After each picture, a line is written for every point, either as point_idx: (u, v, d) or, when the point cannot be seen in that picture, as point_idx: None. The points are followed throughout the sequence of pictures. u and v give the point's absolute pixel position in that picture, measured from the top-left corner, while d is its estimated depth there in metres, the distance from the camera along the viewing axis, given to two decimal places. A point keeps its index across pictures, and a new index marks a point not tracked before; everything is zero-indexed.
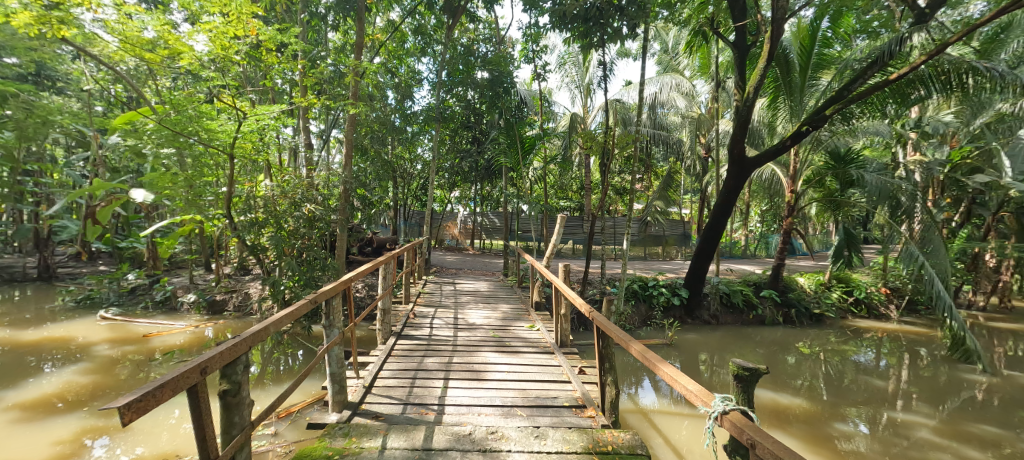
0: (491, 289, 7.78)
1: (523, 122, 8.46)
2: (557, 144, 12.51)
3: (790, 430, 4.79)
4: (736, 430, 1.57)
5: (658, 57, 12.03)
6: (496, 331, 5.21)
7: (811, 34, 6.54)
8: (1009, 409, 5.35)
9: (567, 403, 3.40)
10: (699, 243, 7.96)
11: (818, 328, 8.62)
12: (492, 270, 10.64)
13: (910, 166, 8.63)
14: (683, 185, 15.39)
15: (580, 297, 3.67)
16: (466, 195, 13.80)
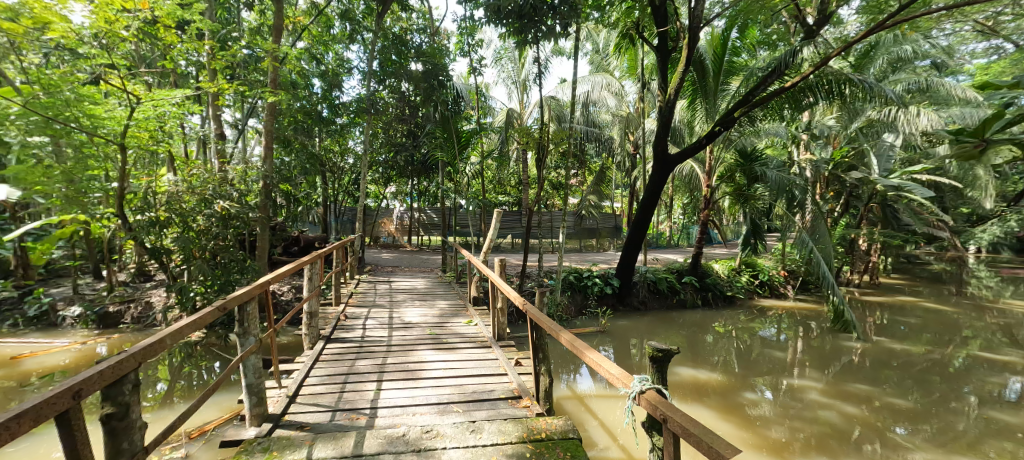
0: (428, 286, 7.48)
1: (459, 117, 8.18)
2: (494, 138, 12.36)
3: (706, 402, 5.06)
4: (652, 408, 1.69)
5: (591, 57, 12.31)
6: (433, 329, 4.95)
7: (723, 42, 6.94)
8: (888, 369, 6.16)
9: (503, 395, 3.30)
10: (628, 234, 8.23)
11: (731, 307, 9.37)
12: (430, 266, 10.30)
13: (801, 164, 9.61)
14: (615, 180, 15.98)
15: (514, 290, 3.59)
16: (401, 190, 13.21)
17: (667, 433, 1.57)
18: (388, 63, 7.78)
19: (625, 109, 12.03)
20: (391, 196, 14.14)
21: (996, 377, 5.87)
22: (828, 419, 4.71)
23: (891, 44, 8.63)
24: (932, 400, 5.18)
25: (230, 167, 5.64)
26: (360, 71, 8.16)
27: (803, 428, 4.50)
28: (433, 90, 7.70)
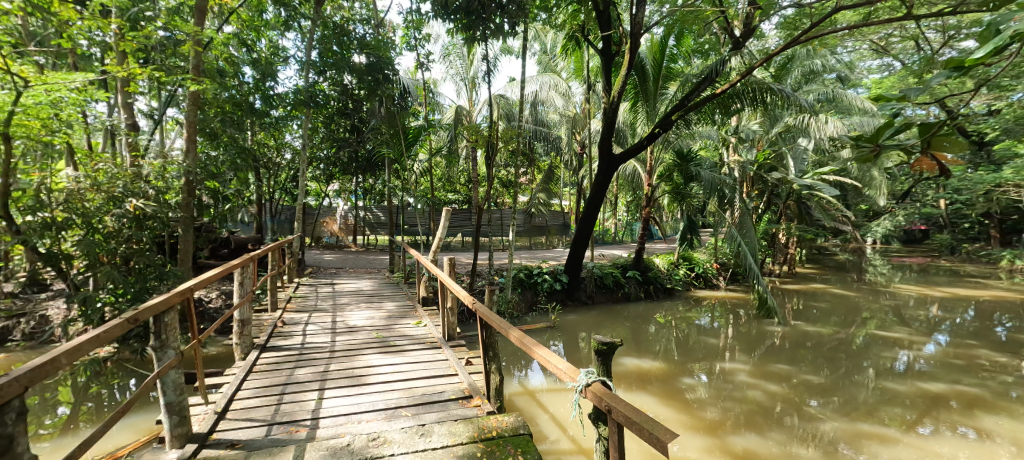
0: (374, 287, 7.22)
1: (406, 112, 7.95)
2: (443, 135, 12.17)
3: (649, 390, 5.31)
4: (598, 400, 1.75)
5: (539, 57, 12.45)
6: (380, 332, 4.78)
7: (662, 49, 7.30)
8: (804, 349, 6.81)
9: (454, 395, 3.25)
10: (575, 231, 8.42)
11: (670, 298, 9.92)
12: (377, 267, 9.96)
13: (731, 165, 10.34)
14: (563, 178, 16.33)
15: (463, 289, 3.54)
16: (345, 188, 12.65)
17: (612, 423, 1.65)
18: (329, 54, 7.35)
19: (572, 109, 12.28)
20: (335, 194, 13.51)
21: (888, 351, 6.68)
22: (755, 397, 5.11)
23: (805, 58, 9.53)
24: (841, 375, 5.78)
25: (146, 161, 5.08)
26: (297, 61, 7.64)
27: (734, 408, 4.85)
28: (378, 84, 7.42)
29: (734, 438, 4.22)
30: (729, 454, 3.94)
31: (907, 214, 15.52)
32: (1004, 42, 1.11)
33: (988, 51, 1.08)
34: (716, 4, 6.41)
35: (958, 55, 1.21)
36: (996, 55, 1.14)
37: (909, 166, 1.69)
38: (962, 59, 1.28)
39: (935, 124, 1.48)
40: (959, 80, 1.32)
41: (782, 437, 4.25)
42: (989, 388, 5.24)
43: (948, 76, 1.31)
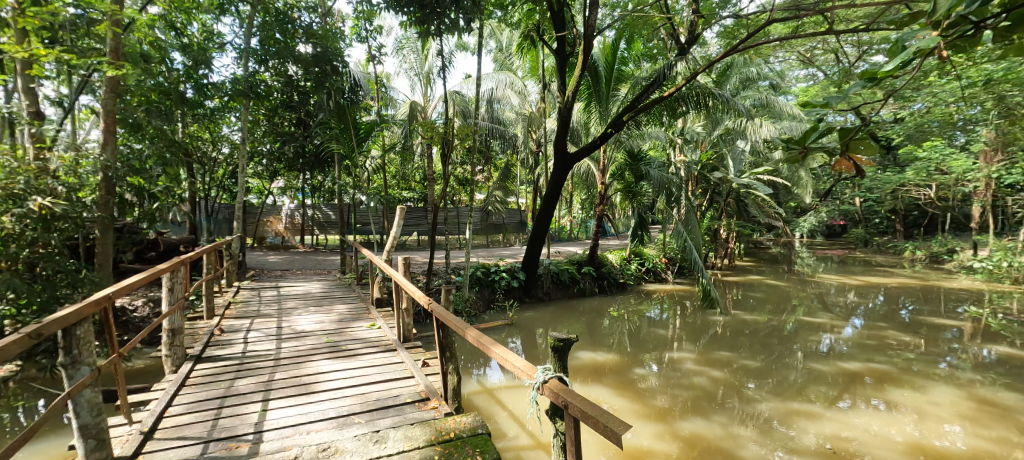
0: (324, 289, 6.89)
1: (357, 106, 7.66)
2: (397, 131, 11.84)
3: (604, 382, 5.44)
4: (555, 396, 1.77)
5: (494, 55, 12.43)
6: (330, 336, 4.55)
7: (613, 51, 7.50)
8: (743, 336, 7.26)
9: (410, 399, 3.16)
10: (531, 229, 8.47)
11: (623, 293, 10.25)
12: (326, 268, 9.52)
13: (677, 164, 10.83)
14: (519, 176, 16.43)
15: (418, 289, 3.45)
16: (291, 185, 11.97)
17: (569, 418, 1.67)
18: (271, 42, 6.86)
19: (527, 107, 12.36)
20: (280, 192, 12.77)
21: (814, 335, 7.28)
22: (700, 384, 5.39)
23: (743, 65, 10.15)
24: (775, 359, 6.22)
25: (54, 152, 4.50)
26: (235, 48, 7.10)
27: (682, 394, 5.08)
28: (326, 76, 7.11)
29: (682, 423, 4.41)
30: (678, 438, 4.11)
31: (829, 211, 17.03)
32: (909, 56, 1.18)
33: (896, 64, 1.15)
34: (663, 11, 6.67)
35: (869, 68, 1.27)
36: (902, 69, 1.22)
37: (830, 166, 1.80)
38: (874, 69, 1.34)
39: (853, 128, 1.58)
40: (873, 88, 1.39)
41: (724, 419, 4.50)
42: (896, 364, 5.85)
43: (862, 85, 1.38)
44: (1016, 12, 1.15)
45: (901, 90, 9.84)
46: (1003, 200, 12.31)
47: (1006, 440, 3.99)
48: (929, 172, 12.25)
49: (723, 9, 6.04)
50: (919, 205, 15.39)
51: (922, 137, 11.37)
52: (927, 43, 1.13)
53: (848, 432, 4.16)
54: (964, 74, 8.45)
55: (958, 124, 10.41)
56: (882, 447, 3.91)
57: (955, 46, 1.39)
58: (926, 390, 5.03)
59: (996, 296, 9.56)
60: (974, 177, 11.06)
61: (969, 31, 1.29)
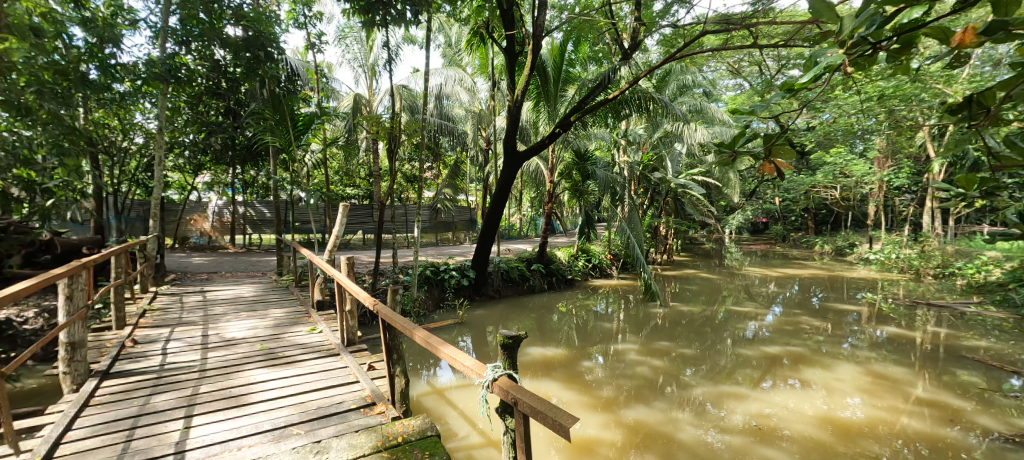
0: (257, 292, 6.42)
1: (295, 96, 7.21)
2: (339, 125, 11.31)
3: (554, 375, 5.53)
4: (504, 393, 1.77)
5: (443, 50, 12.22)
6: (264, 343, 4.23)
7: (561, 53, 7.64)
8: (680, 326, 7.70)
9: (354, 405, 3.01)
10: (481, 227, 8.42)
11: (571, 288, 10.50)
12: (261, 269, 8.89)
13: (621, 165, 11.26)
14: (469, 174, 16.31)
15: (363, 290, 3.29)
16: (219, 180, 11.05)
17: (518, 414, 1.67)
18: (193, 22, 6.06)
19: (477, 105, 12.28)
20: (206, 187, 11.73)
21: (741, 323, 7.88)
22: (642, 372, 5.64)
23: (680, 72, 10.74)
24: (708, 347, 6.65)
25: None
26: (150, 27, 6.37)
27: (626, 384, 5.29)
28: (258, 64, 6.48)
29: (626, 411, 4.58)
30: (623, 426, 4.26)
31: (753, 209, 18.55)
32: (820, 69, 1.28)
33: (811, 77, 1.24)
34: (608, 17, 6.83)
35: (788, 80, 1.36)
36: (815, 82, 1.30)
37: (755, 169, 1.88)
38: (791, 81, 1.42)
39: (774, 134, 1.68)
40: (791, 99, 1.48)
41: (664, 404, 4.73)
42: (809, 346, 6.46)
43: (782, 96, 1.48)
44: (905, 36, 1.29)
45: (814, 101, 10.89)
46: (893, 200, 14.06)
47: (896, 408, 4.54)
48: (834, 176, 13.74)
49: (663, 18, 6.31)
50: (826, 204, 17.19)
51: (830, 144, 12.68)
52: (835, 60, 1.23)
53: (769, 409, 4.54)
54: (862, 89, 9.53)
55: (857, 133, 11.72)
56: (798, 421, 4.29)
57: (857, 64, 1.50)
58: (833, 368, 5.60)
59: (887, 283, 10.91)
60: (870, 180, 12.53)
61: (869, 52, 1.40)
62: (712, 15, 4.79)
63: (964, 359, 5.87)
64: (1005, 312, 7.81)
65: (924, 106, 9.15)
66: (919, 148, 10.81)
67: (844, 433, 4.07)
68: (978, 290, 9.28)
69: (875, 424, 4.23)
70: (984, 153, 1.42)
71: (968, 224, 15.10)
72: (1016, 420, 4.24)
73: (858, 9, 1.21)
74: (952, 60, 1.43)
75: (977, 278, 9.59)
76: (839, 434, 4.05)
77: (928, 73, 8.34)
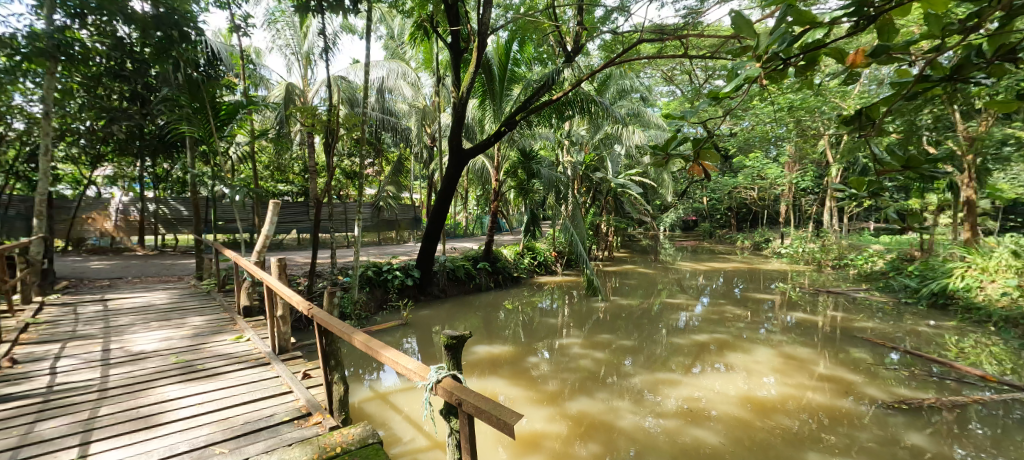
0: (174, 299, 5.82)
1: (215, 83, 6.56)
2: (269, 116, 10.55)
3: (500, 372, 5.55)
4: (449, 394, 1.75)
5: (385, 42, 11.77)
6: (180, 355, 3.84)
7: (507, 52, 7.67)
8: (620, 319, 8.06)
9: (287, 417, 2.82)
10: (426, 225, 8.25)
11: (517, 286, 10.60)
12: (177, 273, 8.04)
13: (565, 164, 11.53)
14: (412, 171, 15.91)
15: (297, 294, 3.09)
16: (126, 173, 9.86)
17: (463, 415, 1.66)
18: None
19: (420, 100, 12.02)
20: (108, 181, 10.37)
21: (674, 314, 8.41)
22: (585, 365, 5.82)
23: (619, 77, 11.24)
24: (645, 338, 7.01)
25: None
26: None
27: (570, 377, 5.44)
28: (172, 45, 5.68)
29: (570, 403, 4.70)
30: (567, 418, 4.37)
31: (685, 208, 19.85)
32: (740, 80, 1.38)
33: (733, 87, 1.34)
34: (552, 19, 6.91)
35: (715, 88, 1.45)
36: (737, 92, 1.41)
37: (685, 171, 1.98)
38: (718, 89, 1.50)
39: (702, 139, 1.77)
40: (717, 107, 1.57)
41: (605, 394, 4.93)
42: (732, 333, 7.05)
43: (709, 104, 1.56)
44: (810, 53, 1.42)
45: (736, 110, 11.88)
46: (801, 200, 15.72)
47: (802, 384, 5.08)
48: (753, 178, 15.07)
49: (604, 24, 6.52)
50: (747, 203, 18.82)
51: (749, 148, 13.92)
52: (754, 72, 1.34)
53: (699, 393, 4.88)
54: (776, 100, 10.50)
55: (772, 139, 12.93)
56: (723, 402, 4.66)
57: (771, 78, 1.63)
58: (752, 352, 6.13)
59: (796, 274, 12.18)
60: (783, 182, 13.90)
61: (783, 67, 1.52)
62: (647, 24, 5.04)
63: (856, 338, 6.69)
64: (887, 297, 9.02)
65: (825, 117, 10.31)
66: (820, 154, 12.22)
67: (761, 410, 4.47)
68: (867, 278, 10.62)
69: (786, 399, 4.70)
70: (872, 160, 1.61)
71: (858, 221, 17.27)
72: (896, 389, 4.90)
73: (773, 27, 1.33)
74: (847, 79, 1.60)
75: (866, 267, 11.00)
76: (757, 411, 4.45)
77: (828, 89, 9.41)
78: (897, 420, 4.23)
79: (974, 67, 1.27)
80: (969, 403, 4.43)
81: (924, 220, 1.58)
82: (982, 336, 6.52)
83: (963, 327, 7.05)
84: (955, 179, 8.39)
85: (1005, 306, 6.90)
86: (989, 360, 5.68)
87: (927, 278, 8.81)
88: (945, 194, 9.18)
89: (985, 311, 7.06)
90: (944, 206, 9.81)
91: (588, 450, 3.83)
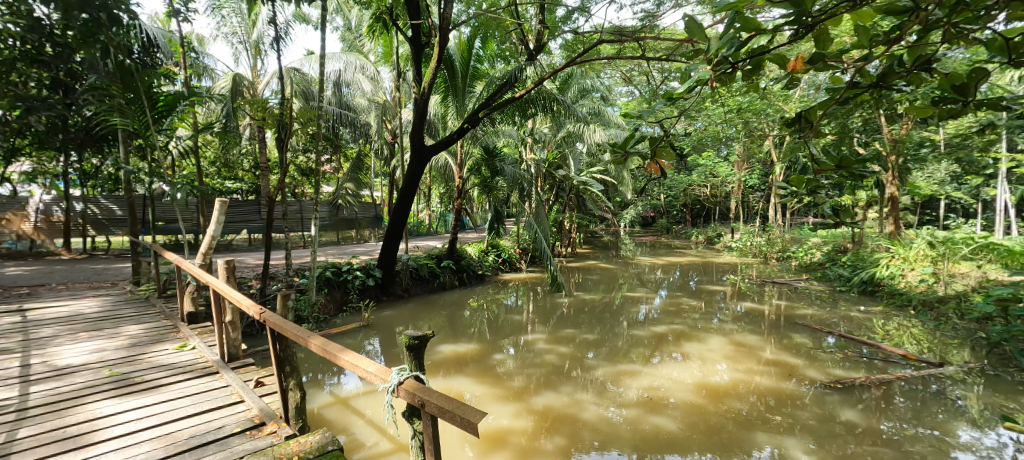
0: (108, 307, 5.36)
1: (152, 71, 6.08)
2: (215, 109, 9.93)
3: (465, 371, 5.51)
4: (411, 395, 1.71)
5: (341, 33, 11.35)
6: (115, 367, 3.54)
7: (469, 48, 7.61)
8: (583, 314, 8.24)
9: (237, 428, 2.67)
10: (388, 223, 8.05)
11: (482, 284, 10.57)
12: (111, 278, 7.42)
13: (528, 162, 11.61)
14: (373, 168, 15.50)
15: (247, 298, 2.92)
16: (50, 169, 8.98)
17: (425, 416, 1.63)
18: None
19: (380, 95, 11.72)
20: (26, 178, 9.39)
21: (634, 307, 8.69)
22: (550, 360, 5.90)
23: (580, 77, 11.43)
24: (607, 331, 7.20)
25: None
26: None
27: (535, 372, 5.49)
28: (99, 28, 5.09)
29: (535, 398, 4.75)
30: (532, 413, 4.41)
31: (643, 205, 20.54)
32: (692, 82, 1.43)
33: (686, 88, 1.39)
34: (514, 16, 6.90)
35: (670, 90, 1.48)
36: (689, 94, 1.46)
37: (642, 168, 2.01)
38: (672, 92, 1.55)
39: (658, 139, 1.82)
40: (672, 108, 1.61)
41: (569, 388, 5.01)
42: (688, 324, 7.37)
43: (664, 105, 1.61)
44: (755, 58, 1.48)
45: (690, 111, 12.42)
46: (749, 197, 16.67)
47: (751, 369, 5.39)
48: (705, 176, 15.82)
49: (565, 24, 6.59)
50: (701, 199, 19.73)
51: (701, 147, 14.59)
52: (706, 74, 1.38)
53: (658, 382, 5.07)
54: (726, 102, 11.09)
55: (723, 139, 13.61)
56: (679, 389, 4.86)
57: (721, 81, 1.69)
58: (706, 341, 6.44)
59: (745, 266, 12.91)
60: (732, 180, 14.69)
61: (733, 71, 1.59)
62: (606, 24, 5.15)
63: (798, 325, 7.17)
64: (824, 286, 9.75)
65: (769, 119, 11.00)
66: (766, 153, 13.00)
67: (715, 395, 4.71)
68: (807, 269, 11.43)
69: (737, 384, 4.97)
70: (812, 160, 1.71)
71: (799, 216, 18.51)
72: (832, 370, 5.30)
73: (722, 33, 1.38)
74: (790, 84, 1.69)
75: (807, 259, 11.82)
76: (711, 397, 4.68)
77: (772, 93, 10.04)
78: (833, 398, 4.58)
79: (896, 75, 1.38)
80: (894, 380, 4.87)
81: (854, 215, 1.70)
82: (904, 319, 7.19)
83: (889, 311, 7.74)
84: (881, 177, 9.19)
85: (923, 291, 7.64)
86: (910, 340, 6.27)
87: (858, 268, 9.59)
88: (874, 191, 10.02)
89: (907, 296, 7.78)
90: (872, 202, 10.72)
91: (553, 443, 3.88)
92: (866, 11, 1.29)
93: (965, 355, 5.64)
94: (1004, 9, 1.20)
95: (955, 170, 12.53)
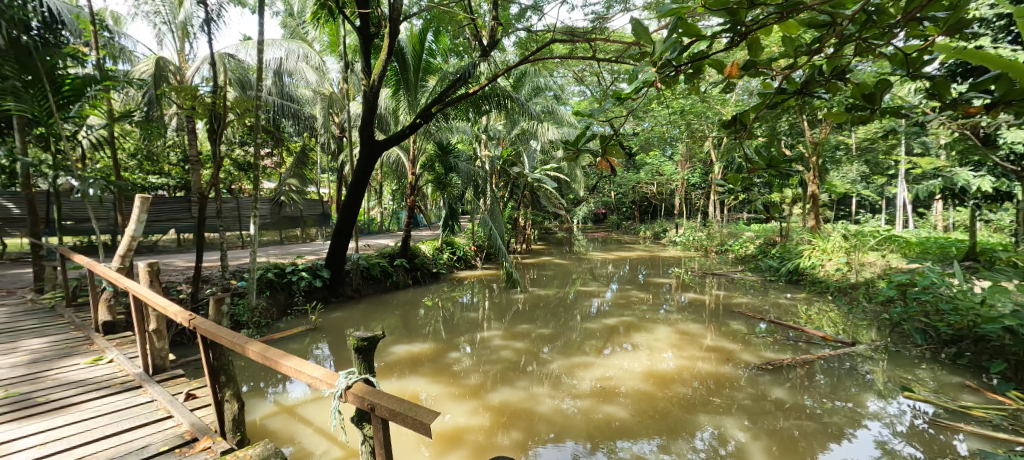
0: (4, 319, 4.72)
1: (55, 51, 5.38)
2: (136, 94, 9.01)
3: (420, 371, 5.40)
4: (360, 399, 1.64)
5: (282, 19, 10.66)
6: (12, 387, 3.13)
7: (421, 42, 7.36)
8: (538, 309, 8.35)
9: (164, 446, 2.46)
10: (335, 221, 7.71)
11: (436, 282, 10.43)
12: (8, 286, 6.54)
13: (483, 158, 11.55)
14: (319, 163, 14.76)
15: (175, 304, 2.68)
16: None
17: (376, 419, 1.58)
18: None
19: (326, 86, 11.18)
20: None
21: (587, 301, 8.92)
22: (505, 356, 5.93)
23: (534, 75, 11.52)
24: (561, 325, 7.35)
25: None
26: None
27: (490, 369, 5.49)
28: None
29: (491, 394, 4.75)
30: (488, 410, 4.41)
31: (594, 202, 21.15)
32: (639, 83, 1.48)
33: (633, 89, 1.42)
34: (466, 11, 6.81)
35: (617, 91, 1.51)
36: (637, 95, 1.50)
37: (593, 166, 2.03)
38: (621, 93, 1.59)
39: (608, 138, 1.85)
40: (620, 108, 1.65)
41: (524, 383, 5.06)
42: (637, 315, 7.68)
43: (613, 104, 1.65)
44: (696, 63, 1.56)
45: (638, 111, 12.92)
46: (691, 194, 17.66)
47: (694, 356, 5.71)
48: (652, 174, 16.55)
49: (519, 21, 6.61)
50: (647, 197, 20.61)
51: (647, 146, 15.25)
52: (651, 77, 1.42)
53: (609, 372, 5.24)
54: (671, 104, 11.66)
55: (668, 139, 14.29)
56: (629, 378, 5.06)
57: (668, 83, 1.76)
58: (654, 331, 6.74)
59: (687, 259, 13.68)
60: (676, 178, 15.48)
61: (677, 74, 1.66)
62: (559, 24, 5.21)
63: (735, 313, 7.69)
64: (757, 276, 10.53)
65: (709, 121, 11.68)
66: (706, 153, 13.79)
67: (661, 382, 4.94)
68: (742, 261, 12.30)
69: (682, 371, 5.25)
70: (747, 160, 1.83)
71: (735, 212, 19.81)
72: (764, 353, 5.75)
73: (666, 38, 1.43)
74: (727, 88, 1.79)
75: (742, 251, 12.71)
76: (658, 384, 4.91)
77: (711, 97, 10.66)
78: (765, 378, 4.96)
79: (817, 83, 1.51)
80: (816, 360, 5.35)
81: (783, 211, 1.85)
82: (823, 304, 7.94)
83: (811, 297, 8.51)
84: (805, 177, 10.07)
85: (838, 279, 8.48)
86: (829, 323, 6.92)
87: (785, 259, 10.45)
88: (799, 189, 10.96)
89: (825, 283, 8.58)
90: (797, 199, 11.71)
91: (510, 438, 3.91)
92: (792, 24, 1.39)
93: (874, 335, 6.31)
94: (906, 26, 1.33)
95: (864, 170, 13.97)
